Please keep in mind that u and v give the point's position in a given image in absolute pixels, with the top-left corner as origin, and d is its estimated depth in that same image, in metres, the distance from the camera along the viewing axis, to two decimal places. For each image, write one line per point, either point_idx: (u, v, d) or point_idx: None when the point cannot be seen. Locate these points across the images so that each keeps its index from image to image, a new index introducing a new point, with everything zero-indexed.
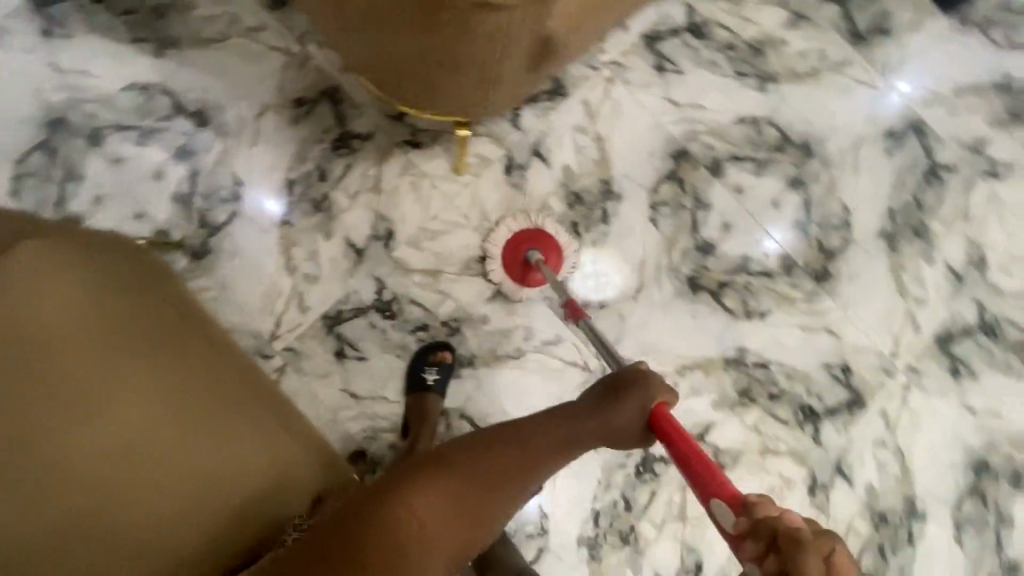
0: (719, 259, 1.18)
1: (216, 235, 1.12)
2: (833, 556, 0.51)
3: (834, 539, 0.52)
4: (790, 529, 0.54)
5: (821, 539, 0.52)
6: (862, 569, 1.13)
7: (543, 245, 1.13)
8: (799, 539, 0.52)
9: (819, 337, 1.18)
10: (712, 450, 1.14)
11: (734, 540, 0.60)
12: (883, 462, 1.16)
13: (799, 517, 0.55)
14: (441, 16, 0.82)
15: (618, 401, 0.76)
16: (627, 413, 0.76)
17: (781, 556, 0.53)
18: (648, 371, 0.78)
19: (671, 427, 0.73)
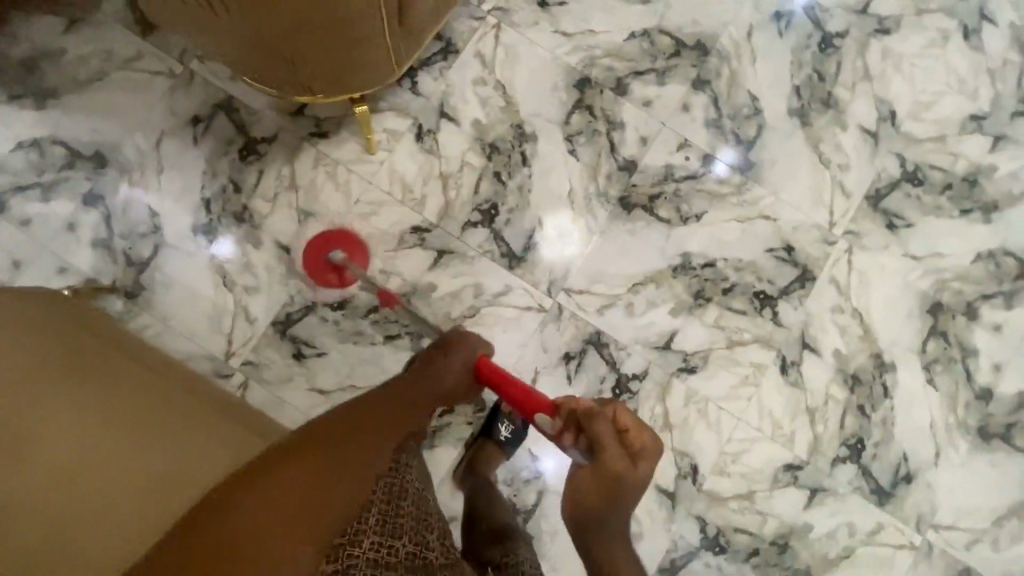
0: (643, 174, 1.20)
1: (145, 271, 1.10)
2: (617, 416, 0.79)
3: (614, 405, 0.81)
4: (592, 411, 0.80)
5: (608, 408, 0.81)
6: (847, 431, 1.17)
7: (343, 244, 1.13)
8: (594, 412, 0.80)
9: (757, 224, 1.21)
10: (681, 356, 1.16)
11: (556, 435, 0.85)
12: (844, 326, 1.20)
13: (587, 401, 0.83)
14: (282, 23, 0.83)
15: (444, 359, 0.95)
16: (456, 364, 0.94)
17: (582, 432, 0.81)
18: (466, 333, 0.99)
19: (495, 373, 0.93)
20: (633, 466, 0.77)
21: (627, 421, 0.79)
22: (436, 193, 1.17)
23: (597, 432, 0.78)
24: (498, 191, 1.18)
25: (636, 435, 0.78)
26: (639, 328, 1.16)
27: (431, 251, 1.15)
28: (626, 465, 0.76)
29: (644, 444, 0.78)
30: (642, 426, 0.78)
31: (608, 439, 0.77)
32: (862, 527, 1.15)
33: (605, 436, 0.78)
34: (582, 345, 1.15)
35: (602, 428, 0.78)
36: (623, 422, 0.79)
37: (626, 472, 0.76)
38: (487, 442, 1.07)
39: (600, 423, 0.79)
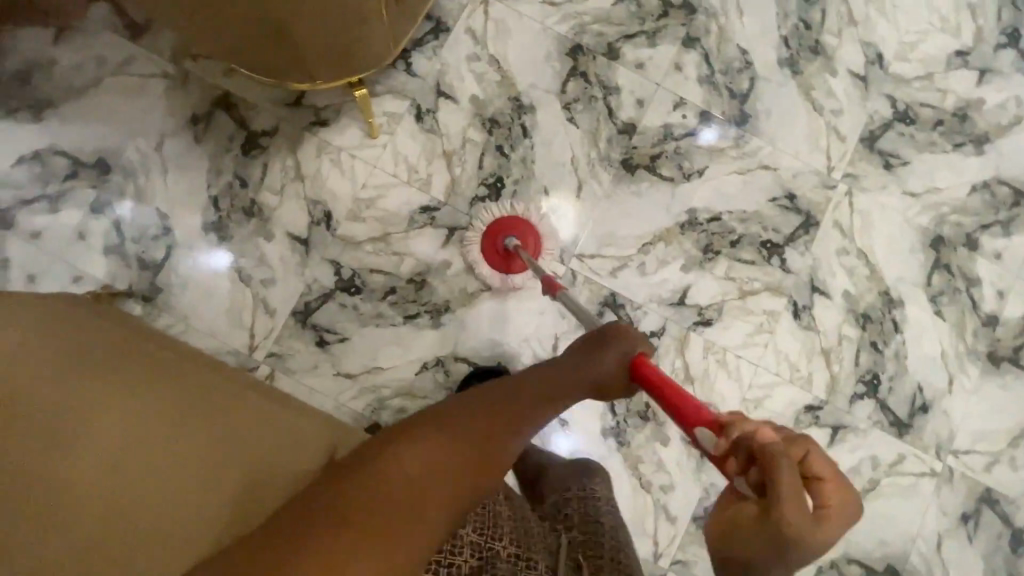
0: (643, 135, 1.22)
1: (161, 273, 1.11)
2: (806, 456, 0.61)
3: (804, 444, 0.61)
4: (780, 454, 0.58)
5: (797, 445, 0.61)
6: (862, 367, 1.20)
7: (517, 229, 1.14)
8: (781, 452, 0.58)
9: (759, 175, 1.23)
10: (695, 310, 1.19)
11: (717, 461, 0.65)
12: (851, 267, 1.22)
13: (771, 431, 0.61)
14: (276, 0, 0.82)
15: (599, 352, 0.79)
16: (610, 359, 0.78)
17: (760, 467, 0.59)
18: (627, 327, 0.82)
19: (655, 371, 0.76)
20: (818, 525, 0.57)
21: (815, 465, 0.61)
22: (442, 171, 1.18)
23: (782, 486, 0.56)
24: (502, 164, 1.19)
25: (831, 491, 0.60)
26: (653, 287, 1.18)
27: (442, 229, 1.16)
28: (812, 526, 0.56)
29: (828, 492, 0.60)
30: (831, 467, 0.61)
31: (796, 493, 0.56)
32: (884, 459, 1.19)
33: (791, 490, 0.56)
34: (599, 308, 1.17)
35: (790, 479, 0.57)
36: (815, 470, 0.61)
37: (810, 536, 0.56)
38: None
39: (790, 471, 0.57)
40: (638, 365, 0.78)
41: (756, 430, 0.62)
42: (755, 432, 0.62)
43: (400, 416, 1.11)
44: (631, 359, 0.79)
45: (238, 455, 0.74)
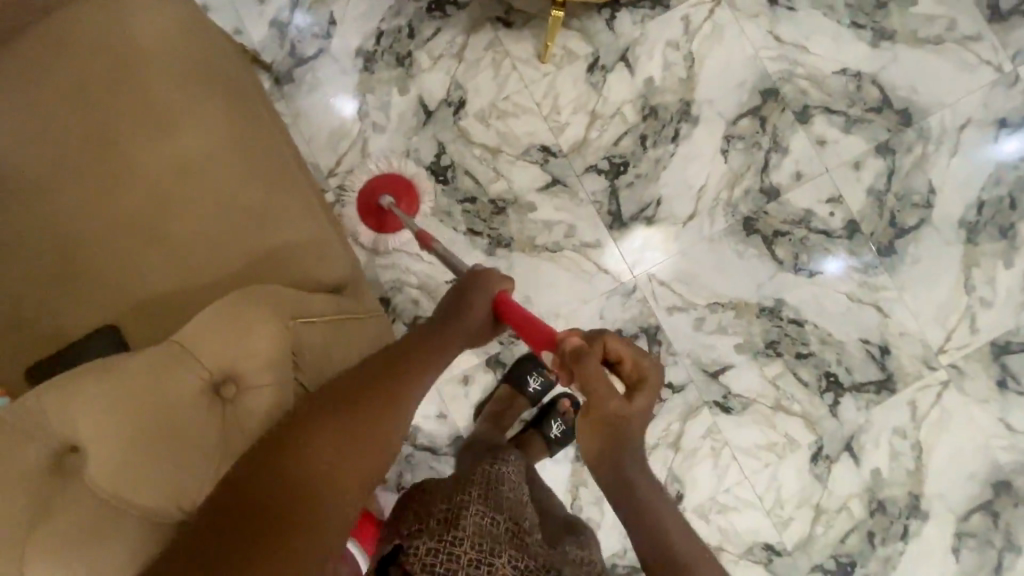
0: (781, 206, 1.14)
1: (301, 67, 1.16)
2: (608, 347, 0.70)
3: (603, 337, 0.71)
4: (590, 355, 0.68)
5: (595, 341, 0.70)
6: (844, 548, 1.10)
7: (396, 190, 1.10)
8: (588, 348, 0.68)
9: (866, 310, 1.13)
10: (722, 391, 1.12)
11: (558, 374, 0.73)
12: (898, 452, 1.11)
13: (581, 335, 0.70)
14: None
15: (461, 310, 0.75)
16: (477, 305, 0.76)
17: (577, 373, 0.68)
18: (483, 270, 0.80)
19: (514, 311, 0.76)
20: (627, 395, 0.70)
21: (615, 352, 0.71)
22: (579, 126, 1.16)
23: (597, 382, 0.67)
24: (636, 153, 1.15)
25: (628, 365, 0.72)
26: (697, 344, 1.13)
27: (547, 174, 1.15)
28: (622, 399, 0.69)
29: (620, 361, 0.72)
30: (625, 346, 0.71)
31: (600, 376, 0.67)
32: None
33: (598, 372, 0.67)
34: (636, 331, 1.13)
35: (603, 371, 0.67)
36: (614, 353, 0.71)
37: (631, 412, 0.69)
38: (536, 435, 1.07)
39: (593, 359, 0.68)
40: (504, 306, 0.77)
41: (569, 336, 0.70)
42: (568, 336, 0.70)
43: (411, 308, 1.12)
44: (495, 297, 0.78)
45: (245, 237, 0.74)
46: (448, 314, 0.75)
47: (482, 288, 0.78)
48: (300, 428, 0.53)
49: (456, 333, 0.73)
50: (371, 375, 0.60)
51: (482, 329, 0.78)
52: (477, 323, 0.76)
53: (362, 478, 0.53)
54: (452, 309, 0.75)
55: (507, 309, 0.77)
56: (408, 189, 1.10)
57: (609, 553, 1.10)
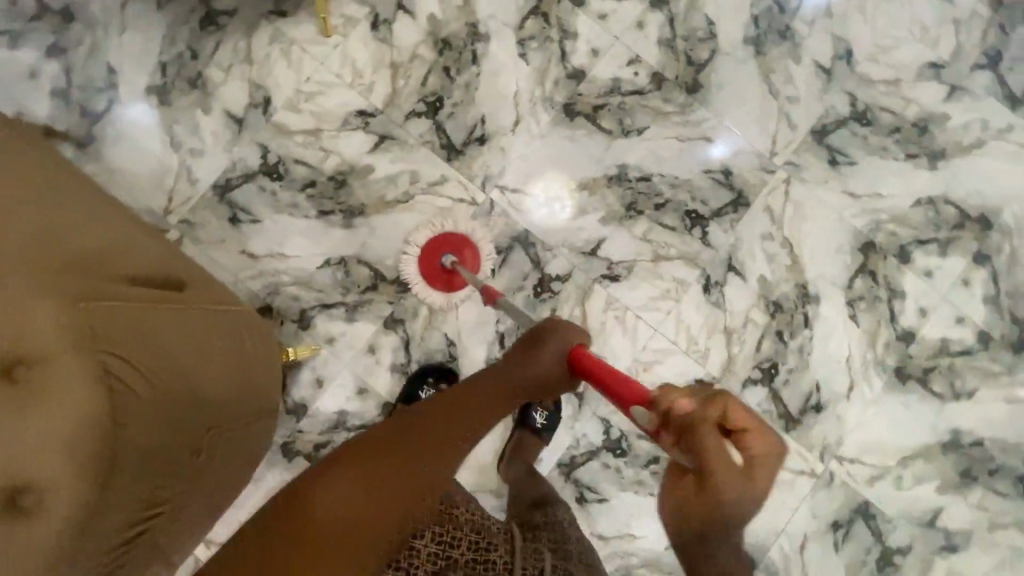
0: (591, 84, 1.22)
1: (98, 124, 1.15)
2: (728, 412, 0.58)
3: (726, 400, 0.59)
4: (700, 422, 0.58)
5: (715, 404, 0.59)
6: (761, 354, 1.19)
7: (456, 247, 1.13)
8: (698, 416, 0.59)
9: (698, 145, 1.22)
10: (605, 264, 1.19)
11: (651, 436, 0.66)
12: (773, 254, 1.21)
13: (691, 399, 0.62)
14: None
15: (540, 347, 0.88)
16: (547, 352, 0.87)
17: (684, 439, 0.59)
18: (562, 321, 0.91)
19: (585, 356, 0.83)
20: (751, 479, 0.55)
21: (756, 443, 0.56)
22: (385, 81, 1.19)
23: (702, 451, 0.56)
24: (445, 86, 1.20)
25: (757, 445, 0.56)
26: (567, 233, 1.19)
27: (373, 135, 1.18)
28: (740, 479, 0.54)
29: (771, 455, 0.56)
30: (766, 429, 0.57)
31: (715, 446, 0.56)
32: None
33: (714, 448, 0.56)
34: (509, 242, 1.18)
35: (705, 445, 0.56)
36: (740, 422, 0.57)
37: (742, 497, 0.53)
38: (525, 432, 1.12)
39: (704, 435, 0.57)
40: (577, 355, 0.85)
41: (675, 404, 0.63)
42: (669, 403, 0.64)
43: (293, 305, 1.13)
44: (572, 348, 0.87)
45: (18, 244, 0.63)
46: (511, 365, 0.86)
47: (551, 338, 0.88)
48: (343, 466, 0.63)
49: (510, 381, 0.84)
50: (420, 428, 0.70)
51: (552, 374, 0.86)
52: (538, 375, 0.85)
53: (381, 517, 0.62)
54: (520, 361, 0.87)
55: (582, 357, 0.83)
56: (468, 250, 1.13)
57: (565, 449, 1.15)
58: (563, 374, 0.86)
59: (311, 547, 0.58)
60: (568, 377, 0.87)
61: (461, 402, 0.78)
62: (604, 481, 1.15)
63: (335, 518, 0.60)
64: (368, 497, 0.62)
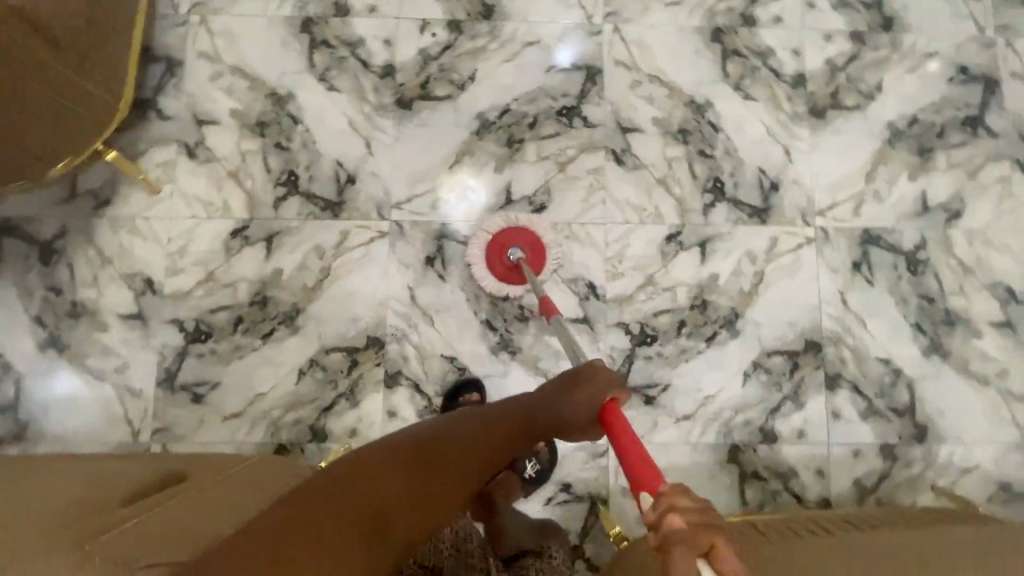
0: (405, 69, 1.22)
1: (20, 408, 1.10)
2: (716, 552, 0.46)
3: (718, 532, 0.46)
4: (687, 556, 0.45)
5: (710, 533, 0.46)
6: (700, 178, 1.21)
7: (530, 248, 1.12)
8: (678, 543, 0.45)
9: (526, 54, 1.23)
10: (526, 201, 1.19)
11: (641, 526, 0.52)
12: (650, 94, 1.23)
13: (688, 511, 0.47)
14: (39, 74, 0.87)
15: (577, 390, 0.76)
16: (581, 399, 0.75)
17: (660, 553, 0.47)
18: (602, 370, 0.78)
19: (615, 414, 0.70)
20: None
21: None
22: (235, 191, 1.17)
23: (676, 574, 0.45)
24: (288, 158, 1.19)
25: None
26: (476, 200, 1.19)
27: (259, 242, 1.16)
28: None
29: None
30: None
31: None
32: (759, 250, 1.20)
33: None
34: (436, 242, 1.17)
35: (681, 569, 0.45)
36: (727, 564, 0.46)
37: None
38: (512, 471, 1.04)
39: (684, 564, 0.45)
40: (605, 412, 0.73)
41: (668, 511, 0.48)
42: (668, 511, 0.48)
43: (300, 427, 1.11)
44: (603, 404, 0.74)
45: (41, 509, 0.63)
46: (557, 395, 0.76)
47: (593, 380, 0.77)
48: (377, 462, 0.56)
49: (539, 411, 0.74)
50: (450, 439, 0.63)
51: (576, 423, 0.76)
52: (574, 418, 0.75)
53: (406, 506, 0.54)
54: (559, 398, 0.76)
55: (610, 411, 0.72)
56: (540, 251, 1.12)
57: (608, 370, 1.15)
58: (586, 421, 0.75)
59: (340, 534, 0.48)
60: (586, 429, 0.77)
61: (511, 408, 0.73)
62: (656, 371, 1.15)
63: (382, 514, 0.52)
64: (410, 501, 0.54)
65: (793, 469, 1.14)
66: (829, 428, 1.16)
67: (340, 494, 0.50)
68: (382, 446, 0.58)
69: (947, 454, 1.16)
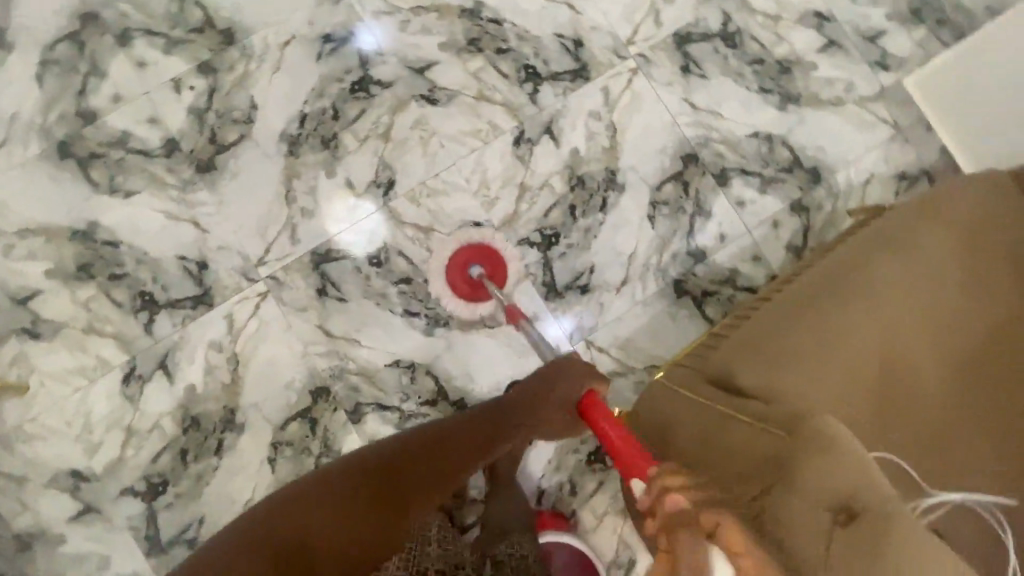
0: (186, 135, 1.15)
1: None
2: (719, 530, 0.47)
3: (721, 516, 0.48)
4: (686, 521, 0.48)
5: (710, 512, 0.48)
6: (511, 73, 1.20)
7: (489, 262, 1.09)
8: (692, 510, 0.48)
9: (288, 54, 1.17)
10: (373, 187, 1.16)
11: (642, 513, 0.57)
12: (422, 24, 1.20)
13: (686, 498, 0.51)
14: None
15: (558, 380, 0.88)
16: (561, 393, 0.87)
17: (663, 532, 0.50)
18: (587, 366, 0.89)
19: (605, 419, 0.77)
20: None
21: (748, 568, 0.46)
22: (100, 342, 1.10)
23: (677, 549, 0.46)
24: (130, 282, 1.11)
25: (748, 563, 0.46)
26: (328, 214, 1.15)
27: (155, 373, 1.10)
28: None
29: (762, 571, 0.46)
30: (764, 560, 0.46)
31: (692, 565, 0.45)
32: (598, 105, 1.21)
33: (690, 566, 0.45)
34: (317, 272, 1.13)
35: (679, 544, 0.46)
36: (732, 543, 0.46)
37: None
38: None
39: (682, 533, 0.47)
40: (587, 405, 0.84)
41: (666, 490, 0.53)
42: (666, 490, 0.53)
43: None
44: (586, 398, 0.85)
45: None
46: (535, 390, 0.89)
47: (565, 378, 0.88)
48: (361, 476, 0.72)
49: (538, 407, 0.88)
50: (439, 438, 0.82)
51: (555, 414, 0.88)
52: (554, 403, 0.88)
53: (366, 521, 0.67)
54: (535, 397, 0.89)
55: (591, 404, 0.83)
56: (502, 270, 1.09)
57: (535, 286, 1.16)
58: (569, 414, 0.86)
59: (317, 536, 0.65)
60: (569, 421, 0.89)
61: (503, 411, 0.89)
62: (576, 261, 1.17)
63: (333, 536, 0.65)
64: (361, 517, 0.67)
65: (734, 270, 1.19)
66: (743, 218, 1.20)
67: (307, 515, 0.66)
68: (372, 455, 0.76)
69: (846, 179, 1.22)
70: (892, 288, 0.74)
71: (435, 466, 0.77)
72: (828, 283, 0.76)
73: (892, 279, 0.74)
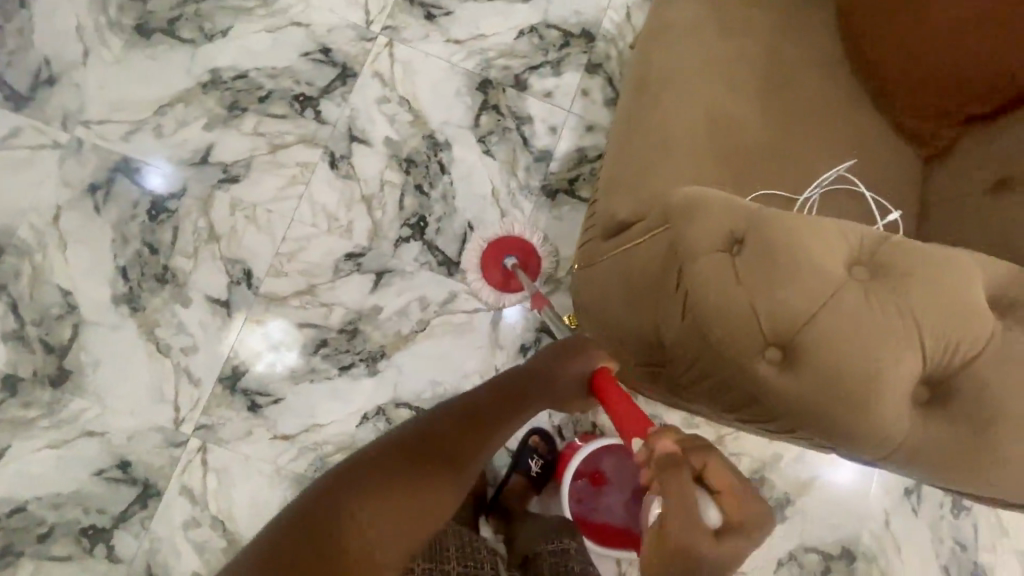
0: (16, 363, 1.04)
1: None
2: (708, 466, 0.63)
3: (710, 455, 0.63)
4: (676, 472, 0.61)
5: (699, 454, 0.64)
6: (286, 111, 1.18)
7: (521, 252, 1.16)
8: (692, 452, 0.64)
9: (68, 226, 1.09)
10: (233, 287, 1.11)
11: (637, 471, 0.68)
12: (176, 121, 1.15)
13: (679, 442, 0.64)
14: None
15: (575, 355, 0.79)
16: (578, 365, 0.78)
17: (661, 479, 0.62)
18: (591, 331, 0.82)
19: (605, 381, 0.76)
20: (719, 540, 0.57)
21: (731, 504, 0.61)
22: None
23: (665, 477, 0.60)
24: (63, 529, 1.00)
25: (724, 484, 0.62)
26: (211, 337, 1.09)
27: None
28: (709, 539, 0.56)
29: (744, 513, 0.60)
30: (745, 494, 0.61)
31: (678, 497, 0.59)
32: (379, 90, 1.22)
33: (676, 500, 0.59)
34: (236, 393, 1.07)
35: (678, 495, 0.59)
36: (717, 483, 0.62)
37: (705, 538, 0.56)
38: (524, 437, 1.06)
39: (676, 481, 0.60)
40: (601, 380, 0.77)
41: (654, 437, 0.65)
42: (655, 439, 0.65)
43: None
44: (598, 369, 0.77)
45: None
46: (549, 360, 0.79)
47: (586, 348, 0.79)
48: (388, 482, 0.59)
49: (554, 381, 0.78)
50: (459, 420, 0.70)
51: (571, 389, 0.80)
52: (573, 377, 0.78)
53: (422, 522, 0.58)
54: (556, 364, 0.78)
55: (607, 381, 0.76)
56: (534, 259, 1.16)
57: (433, 271, 1.17)
58: (585, 381, 0.79)
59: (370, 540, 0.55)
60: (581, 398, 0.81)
61: (524, 384, 0.77)
62: (452, 228, 1.19)
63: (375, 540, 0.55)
64: (396, 526, 0.56)
65: (581, 149, 1.25)
66: (558, 104, 1.27)
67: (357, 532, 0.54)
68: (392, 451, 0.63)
69: (612, 21, 1.31)
70: (683, 62, 0.80)
71: (456, 438, 0.68)
72: (638, 92, 0.83)
73: (680, 57, 0.81)
